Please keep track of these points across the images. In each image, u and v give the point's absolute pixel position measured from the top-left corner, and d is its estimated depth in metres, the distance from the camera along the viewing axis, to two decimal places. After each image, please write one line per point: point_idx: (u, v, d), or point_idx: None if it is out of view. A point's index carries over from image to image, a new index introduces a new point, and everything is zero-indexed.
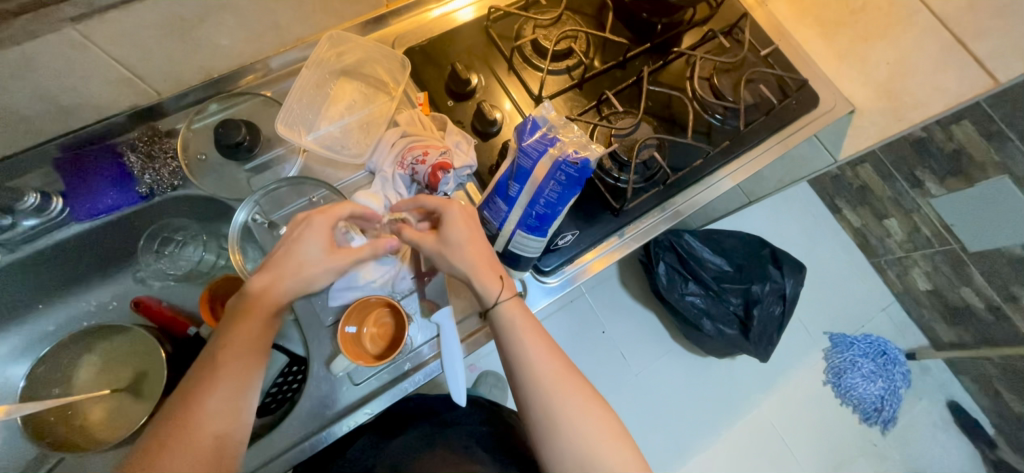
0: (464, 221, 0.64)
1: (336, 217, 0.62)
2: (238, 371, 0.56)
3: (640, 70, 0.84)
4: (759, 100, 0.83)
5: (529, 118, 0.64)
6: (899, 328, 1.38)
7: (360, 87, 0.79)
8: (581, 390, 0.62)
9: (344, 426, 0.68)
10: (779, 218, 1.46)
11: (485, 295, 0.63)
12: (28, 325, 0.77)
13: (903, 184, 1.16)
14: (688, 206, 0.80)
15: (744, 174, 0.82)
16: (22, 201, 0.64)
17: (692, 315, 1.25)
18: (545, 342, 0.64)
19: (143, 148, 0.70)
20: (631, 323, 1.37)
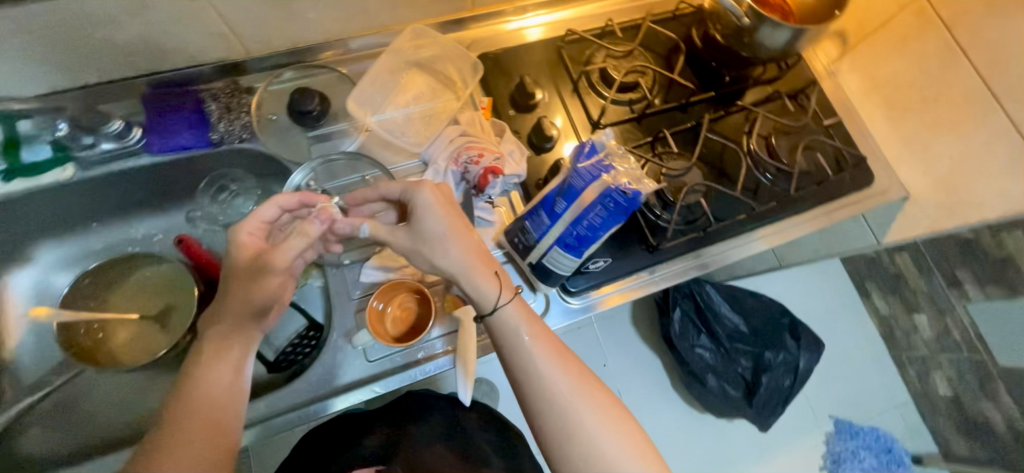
0: (441, 206, 0.63)
1: (256, 219, 0.60)
2: (213, 384, 0.55)
3: (700, 116, 0.85)
4: (814, 168, 0.83)
5: (589, 140, 0.65)
6: (911, 429, 1.32)
7: (431, 82, 0.83)
8: (590, 391, 0.62)
9: (352, 400, 0.69)
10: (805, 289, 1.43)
11: (483, 297, 0.63)
12: (79, 241, 0.81)
13: (940, 280, 1.13)
14: (718, 260, 0.79)
15: (777, 240, 0.81)
16: (107, 125, 0.68)
17: (699, 369, 1.25)
18: (553, 345, 0.63)
19: (224, 99, 0.74)
20: (636, 363, 1.35)
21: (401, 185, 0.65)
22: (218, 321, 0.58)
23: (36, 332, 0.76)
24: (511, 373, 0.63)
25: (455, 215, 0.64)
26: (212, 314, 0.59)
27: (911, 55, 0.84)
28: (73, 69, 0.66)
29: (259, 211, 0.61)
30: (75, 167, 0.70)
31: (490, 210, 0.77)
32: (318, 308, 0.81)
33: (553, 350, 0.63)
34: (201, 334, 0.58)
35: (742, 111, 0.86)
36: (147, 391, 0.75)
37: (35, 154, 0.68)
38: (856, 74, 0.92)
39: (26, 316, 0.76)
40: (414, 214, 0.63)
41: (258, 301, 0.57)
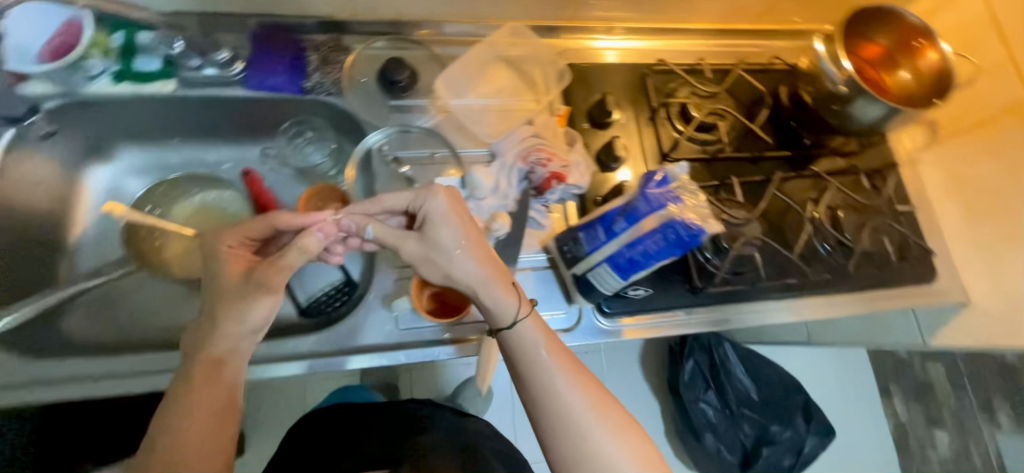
0: (453, 214, 0.64)
1: (242, 234, 0.62)
2: (210, 393, 0.57)
3: (771, 172, 0.84)
4: (877, 250, 0.80)
5: (661, 170, 0.65)
6: None
7: (514, 79, 0.84)
8: (606, 410, 0.61)
9: (369, 362, 0.70)
10: (819, 372, 1.42)
11: (501, 310, 0.63)
12: (159, 153, 0.85)
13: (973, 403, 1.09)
14: (740, 322, 0.78)
15: (801, 314, 0.78)
16: (215, 53, 0.73)
17: (699, 424, 1.31)
18: (572, 365, 0.63)
19: (323, 52, 0.78)
20: (632, 400, 1.41)
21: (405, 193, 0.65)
22: (210, 344, 0.58)
23: (103, 228, 0.81)
24: (526, 391, 0.62)
25: (472, 226, 0.65)
26: (199, 333, 0.59)
27: (1005, 163, 0.82)
28: None
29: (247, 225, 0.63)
30: (176, 85, 0.74)
31: (544, 214, 0.77)
32: (356, 268, 0.84)
33: (569, 367, 0.63)
34: (190, 352, 0.58)
35: (815, 177, 0.84)
36: (183, 305, 0.78)
37: (145, 65, 0.72)
38: (939, 167, 0.89)
39: (97, 210, 0.82)
40: (427, 221, 0.63)
41: (248, 323, 0.58)
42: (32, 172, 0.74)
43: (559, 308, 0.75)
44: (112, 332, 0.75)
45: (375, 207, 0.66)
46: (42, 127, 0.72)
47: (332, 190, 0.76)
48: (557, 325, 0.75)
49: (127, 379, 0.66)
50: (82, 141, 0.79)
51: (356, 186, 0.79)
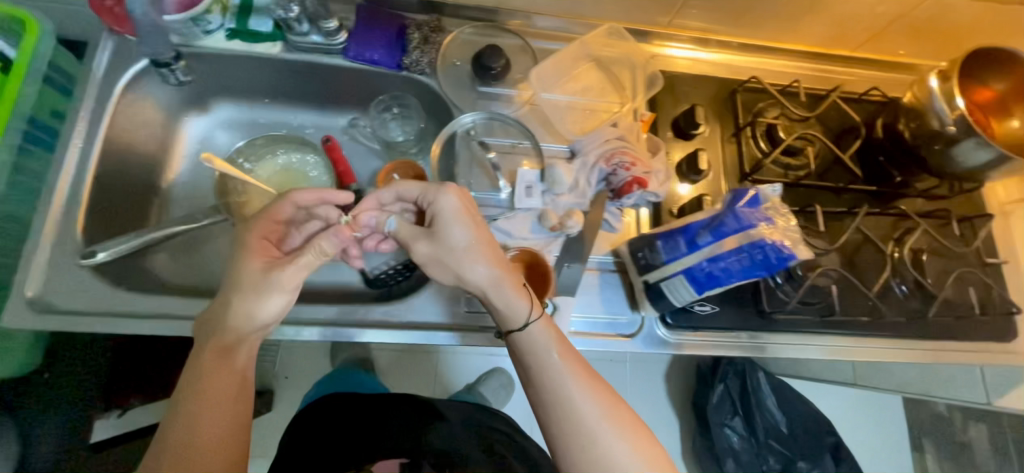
0: (464, 215, 0.63)
1: (266, 220, 0.63)
2: (225, 375, 0.58)
3: (852, 205, 0.82)
4: (961, 300, 0.77)
5: (753, 189, 0.63)
6: None
7: (602, 79, 0.83)
8: (618, 418, 0.61)
9: (385, 338, 0.71)
10: (849, 413, 1.40)
11: (513, 313, 0.63)
12: (248, 111, 0.88)
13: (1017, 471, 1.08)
14: (776, 352, 0.77)
15: (851, 353, 0.78)
16: (325, 22, 0.74)
17: (721, 449, 1.30)
18: (584, 369, 0.62)
19: (425, 32, 0.78)
20: (653, 415, 1.39)
21: (418, 186, 0.65)
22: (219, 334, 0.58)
23: (192, 175, 0.85)
24: (537, 393, 0.62)
25: (483, 228, 0.64)
26: (211, 322, 0.59)
27: None
28: None
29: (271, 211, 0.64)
30: (282, 47, 0.78)
31: (618, 217, 0.77)
32: None
33: (581, 373, 0.62)
34: (204, 336, 0.59)
35: (902, 216, 0.81)
36: None
37: (258, 25, 0.75)
38: None
39: (189, 157, 0.85)
40: (438, 219, 0.63)
41: (260, 316, 0.59)
42: (139, 114, 0.78)
43: (622, 313, 0.75)
44: (194, 277, 0.80)
45: (388, 197, 0.68)
46: (176, 74, 0.74)
47: (412, 166, 0.82)
48: (617, 330, 0.75)
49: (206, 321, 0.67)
50: (184, 92, 0.82)
51: (438, 166, 0.80)
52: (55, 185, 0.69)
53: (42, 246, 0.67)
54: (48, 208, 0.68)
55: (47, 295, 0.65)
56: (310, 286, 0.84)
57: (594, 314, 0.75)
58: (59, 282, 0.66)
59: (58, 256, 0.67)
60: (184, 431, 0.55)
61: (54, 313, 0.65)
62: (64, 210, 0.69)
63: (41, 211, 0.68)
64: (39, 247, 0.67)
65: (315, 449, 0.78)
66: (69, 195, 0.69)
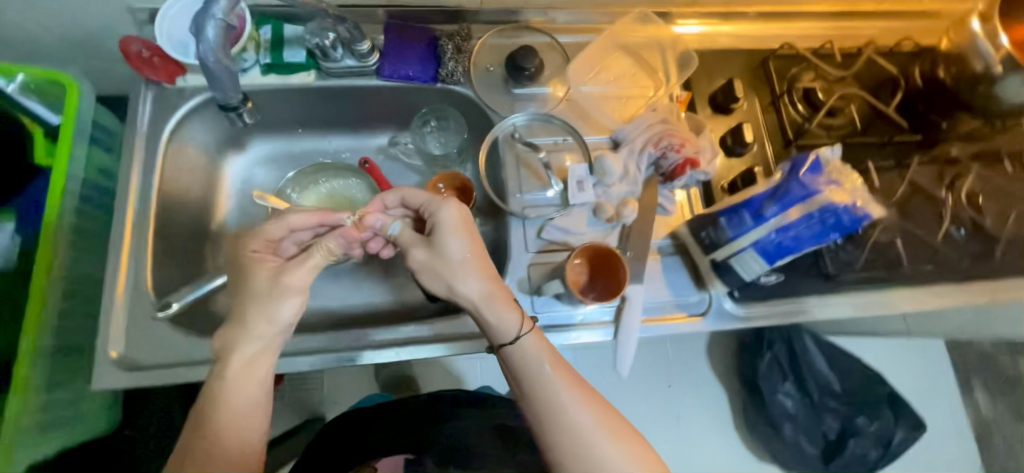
0: (462, 225, 0.63)
1: (263, 235, 0.62)
2: (239, 398, 0.57)
3: (903, 157, 0.81)
4: (1021, 237, 0.77)
5: (813, 155, 0.63)
6: None
7: (633, 66, 0.84)
8: (613, 429, 0.60)
9: (381, 357, 0.72)
10: (899, 364, 1.39)
11: (505, 326, 0.61)
12: (284, 142, 0.88)
13: None
14: (821, 312, 0.77)
15: (915, 302, 0.77)
16: (360, 44, 0.74)
17: (776, 414, 1.27)
18: (576, 380, 0.62)
19: (457, 41, 0.78)
20: (706, 394, 1.36)
21: (424, 194, 0.66)
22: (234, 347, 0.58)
23: (240, 214, 0.85)
24: (530, 411, 0.61)
25: (478, 237, 0.64)
26: (231, 330, 0.59)
27: None
28: None
29: (267, 229, 0.63)
30: (317, 76, 0.78)
31: (672, 200, 0.77)
32: None
33: (573, 386, 0.61)
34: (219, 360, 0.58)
35: (953, 161, 0.80)
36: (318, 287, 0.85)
37: (293, 56, 0.75)
38: None
39: (234, 197, 0.85)
40: (435, 230, 0.62)
41: (277, 320, 0.59)
42: (185, 160, 0.78)
43: (689, 294, 0.75)
44: None
45: (392, 200, 0.68)
46: (242, 114, 0.68)
47: (459, 177, 0.83)
48: (689, 311, 0.75)
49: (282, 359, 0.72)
50: (222, 133, 0.82)
51: (485, 172, 0.81)
52: (120, 243, 0.70)
53: (117, 304, 0.68)
54: (117, 266, 0.69)
55: (131, 353, 0.66)
56: (370, 310, 0.85)
57: (662, 299, 0.75)
58: (139, 338, 0.67)
59: (135, 312, 0.68)
60: (211, 440, 0.55)
61: (139, 369, 0.65)
62: (133, 266, 0.69)
63: (111, 270, 0.69)
64: (115, 306, 0.67)
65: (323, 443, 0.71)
66: (134, 252, 0.70)
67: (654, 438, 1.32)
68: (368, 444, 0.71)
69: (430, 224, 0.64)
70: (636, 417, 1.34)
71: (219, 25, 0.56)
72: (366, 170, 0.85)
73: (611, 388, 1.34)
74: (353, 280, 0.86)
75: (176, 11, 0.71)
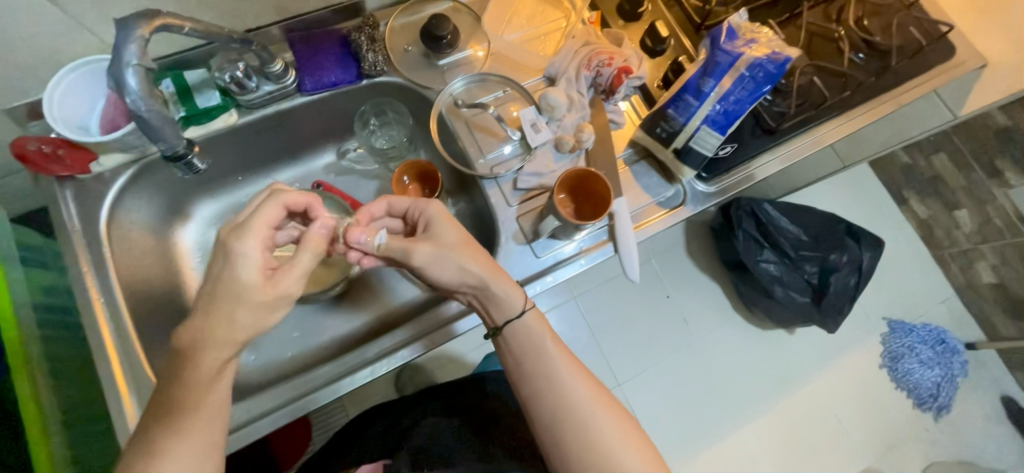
0: (449, 218, 0.69)
1: (263, 224, 0.56)
2: (201, 423, 0.53)
3: (793, 8, 0.89)
4: (907, 42, 0.88)
5: (726, 23, 0.70)
6: (956, 320, 1.49)
7: (539, 3, 0.86)
8: (601, 398, 0.67)
9: (355, 383, 0.73)
10: (844, 200, 1.56)
11: (511, 302, 0.68)
12: (228, 194, 0.85)
13: (981, 173, 1.33)
14: (757, 173, 0.83)
15: (840, 133, 0.85)
16: (271, 66, 0.70)
17: (766, 281, 1.34)
18: (570, 356, 0.70)
19: (368, 31, 0.76)
20: (698, 290, 1.47)
21: (410, 199, 0.69)
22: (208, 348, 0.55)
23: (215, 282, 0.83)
24: (530, 382, 0.67)
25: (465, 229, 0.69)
26: (204, 328, 0.55)
27: None
28: (235, 15, 0.70)
29: (263, 212, 0.57)
30: (241, 113, 0.74)
31: (620, 112, 0.81)
32: None
33: (568, 359, 0.69)
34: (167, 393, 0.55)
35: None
36: (322, 322, 0.87)
37: (207, 101, 0.71)
38: None
39: (200, 266, 0.83)
40: (430, 226, 0.67)
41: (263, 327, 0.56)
42: (133, 245, 0.73)
43: (664, 191, 0.81)
44: None
45: (377, 211, 0.71)
46: (197, 164, 0.62)
47: (421, 162, 0.82)
48: (668, 206, 0.80)
49: (323, 391, 0.72)
50: (161, 206, 0.78)
51: (442, 148, 0.81)
52: (102, 347, 0.65)
53: (128, 407, 0.63)
54: (111, 371, 0.64)
55: None
56: (383, 320, 0.88)
57: (644, 203, 0.80)
58: None
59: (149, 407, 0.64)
60: (167, 446, 0.52)
61: None
62: (129, 365, 0.65)
63: (104, 381, 0.64)
64: (125, 408, 0.63)
65: (341, 446, 0.86)
66: (122, 350, 0.65)
67: (669, 345, 1.42)
68: (363, 444, 0.83)
69: (422, 222, 0.68)
70: (648, 333, 1.42)
71: (139, 70, 0.50)
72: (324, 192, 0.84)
73: (616, 318, 1.42)
74: (355, 301, 0.88)
75: (62, 94, 0.65)
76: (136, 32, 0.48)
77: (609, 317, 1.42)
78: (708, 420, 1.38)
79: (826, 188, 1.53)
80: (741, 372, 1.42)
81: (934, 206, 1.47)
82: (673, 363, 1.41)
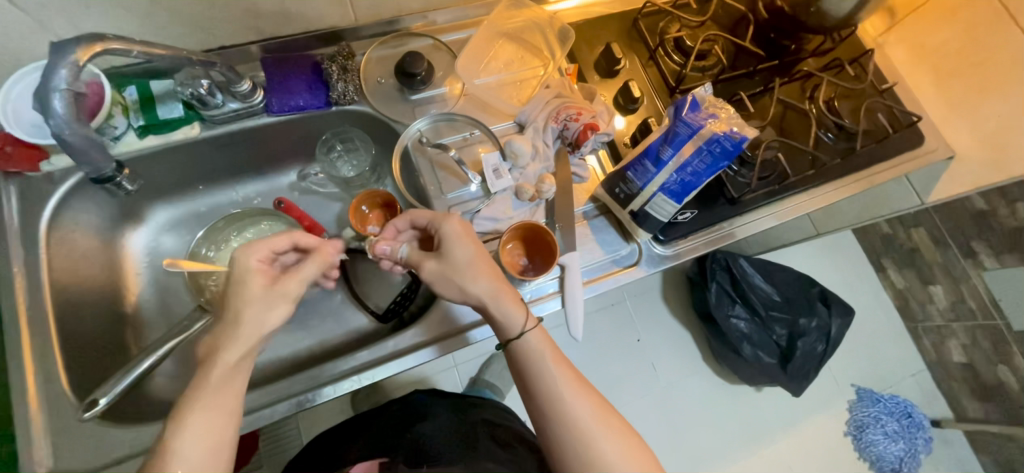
0: (465, 235, 0.66)
1: (268, 246, 0.60)
2: (205, 431, 0.51)
3: (767, 82, 0.91)
4: (874, 127, 0.90)
5: (690, 95, 0.70)
6: (925, 395, 1.48)
7: (518, 49, 0.87)
8: (611, 422, 0.63)
9: (345, 387, 0.71)
10: (822, 263, 1.56)
11: (509, 321, 0.65)
12: (187, 201, 0.85)
13: (957, 251, 1.29)
14: (718, 239, 0.84)
15: (811, 207, 0.86)
16: (238, 85, 0.70)
17: (734, 337, 1.33)
18: (573, 375, 0.65)
19: (340, 61, 0.77)
20: (668, 337, 1.45)
21: (433, 214, 0.68)
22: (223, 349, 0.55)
23: (163, 288, 0.82)
24: (532, 400, 0.65)
25: (482, 248, 0.67)
26: (219, 340, 0.55)
27: (960, 25, 0.90)
28: (208, 32, 0.71)
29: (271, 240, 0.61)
30: (203, 127, 0.74)
31: (584, 167, 0.82)
32: None
33: (573, 380, 0.65)
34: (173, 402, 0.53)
35: (807, 77, 0.92)
36: None
37: (169, 112, 0.71)
38: (903, 45, 0.98)
39: (143, 272, 0.82)
40: (442, 244, 0.66)
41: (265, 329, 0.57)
42: (75, 246, 0.72)
43: (620, 248, 0.81)
44: None
45: (403, 223, 0.71)
46: (125, 186, 0.64)
47: (378, 192, 0.81)
48: (620, 265, 0.80)
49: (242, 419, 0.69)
50: (112, 210, 0.77)
51: (401, 182, 0.81)
52: (20, 351, 0.64)
53: (35, 417, 0.62)
54: (24, 377, 0.63)
55: (63, 461, 0.61)
56: (328, 345, 0.86)
57: (598, 259, 0.80)
58: (69, 444, 0.62)
59: (56, 421, 0.62)
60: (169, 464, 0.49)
61: None
62: (44, 374, 0.64)
63: (20, 385, 0.62)
64: (31, 417, 0.62)
65: (329, 446, 0.80)
66: (39, 356, 0.64)
67: (633, 391, 1.40)
68: (358, 442, 0.77)
69: (437, 238, 0.67)
70: (612, 376, 1.40)
71: (67, 95, 0.51)
72: (283, 212, 0.80)
73: (582, 358, 1.40)
74: (302, 321, 0.86)
75: (21, 91, 0.65)
76: (70, 58, 0.49)
77: (575, 355, 1.40)
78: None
79: (804, 250, 1.53)
80: (703, 426, 1.39)
81: (910, 278, 1.46)
82: (634, 410, 1.38)
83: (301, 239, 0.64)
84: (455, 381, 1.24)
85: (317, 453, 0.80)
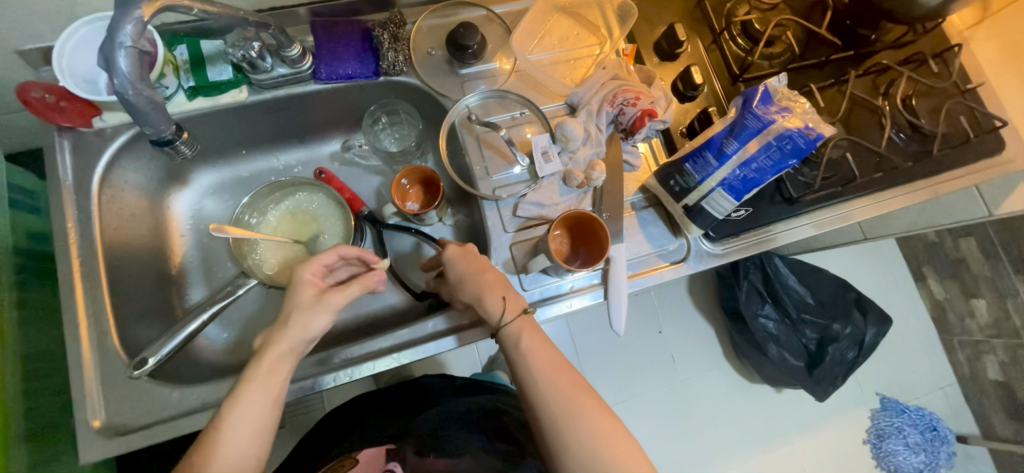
0: (462, 255, 0.69)
1: (318, 263, 0.62)
2: (260, 414, 0.54)
3: (838, 74, 0.85)
4: (953, 130, 0.83)
5: (763, 86, 0.66)
6: (953, 410, 1.42)
7: (575, 26, 0.82)
8: (591, 407, 0.58)
9: (381, 366, 0.71)
10: (858, 268, 1.49)
11: (490, 315, 0.66)
12: (229, 166, 0.84)
13: (1008, 266, 1.20)
14: (773, 240, 0.80)
15: (872, 212, 0.81)
16: (288, 50, 0.68)
17: (761, 337, 1.28)
18: (552, 359, 0.62)
19: (392, 29, 0.74)
20: (689, 331, 1.43)
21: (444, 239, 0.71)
22: (275, 343, 0.57)
23: (203, 251, 0.83)
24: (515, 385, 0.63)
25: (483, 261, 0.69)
26: (277, 330, 0.58)
27: None
28: None
29: (321, 255, 0.63)
30: (250, 91, 0.72)
31: (636, 154, 0.78)
32: None
33: (555, 366, 0.62)
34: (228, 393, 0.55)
35: (883, 71, 0.85)
36: None
37: (218, 74, 0.70)
38: (991, 39, 0.89)
39: (188, 234, 0.82)
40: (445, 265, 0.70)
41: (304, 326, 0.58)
42: (123, 205, 0.73)
43: (668, 243, 0.78)
44: (243, 348, 0.80)
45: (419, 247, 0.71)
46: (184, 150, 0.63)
47: (422, 170, 0.79)
48: (667, 259, 0.77)
49: None
50: (160, 171, 0.77)
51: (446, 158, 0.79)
52: (73, 307, 0.65)
53: (85, 372, 0.64)
54: (77, 331, 0.64)
55: (114, 416, 0.63)
56: (361, 318, 0.86)
57: (643, 252, 0.77)
58: (117, 399, 0.64)
59: (108, 377, 0.64)
60: (216, 445, 0.51)
61: (127, 432, 0.63)
62: (95, 331, 0.65)
63: (72, 339, 0.64)
64: (83, 371, 0.64)
65: (350, 413, 0.83)
66: (91, 312, 0.65)
67: (649, 381, 1.38)
68: (373, 415, 0.79)
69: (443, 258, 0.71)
70: (629, 365, 1.39)
71: (132, 52, 0.50)
72: (323, 181, 0.80)
73: (601, 345, 1.38)
74: None
75: (74, 44, 0.64)
76: (137, 13, 0.47)
77: (593, 343, 1.38)
78: (675, 465, 1.33)
79: (842, 252, 1.47)
80: (716, 421, 1.37)
81: (952, 289, 1.38)
82: (650, 399, 1.37)
83: (347, 251, 0.65)
84: (473, 360, 1.24)
85: (341, 419, 0.83)
